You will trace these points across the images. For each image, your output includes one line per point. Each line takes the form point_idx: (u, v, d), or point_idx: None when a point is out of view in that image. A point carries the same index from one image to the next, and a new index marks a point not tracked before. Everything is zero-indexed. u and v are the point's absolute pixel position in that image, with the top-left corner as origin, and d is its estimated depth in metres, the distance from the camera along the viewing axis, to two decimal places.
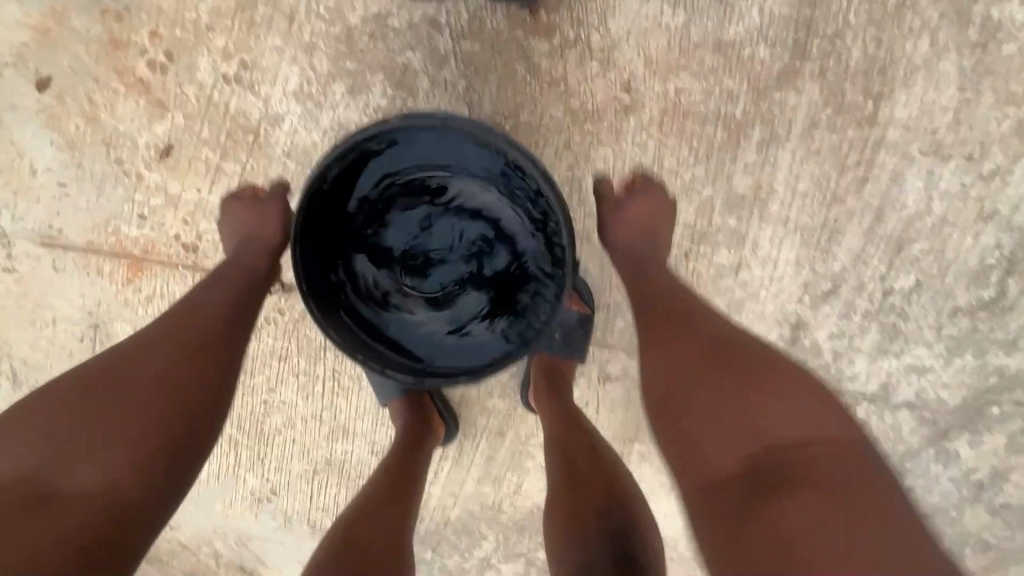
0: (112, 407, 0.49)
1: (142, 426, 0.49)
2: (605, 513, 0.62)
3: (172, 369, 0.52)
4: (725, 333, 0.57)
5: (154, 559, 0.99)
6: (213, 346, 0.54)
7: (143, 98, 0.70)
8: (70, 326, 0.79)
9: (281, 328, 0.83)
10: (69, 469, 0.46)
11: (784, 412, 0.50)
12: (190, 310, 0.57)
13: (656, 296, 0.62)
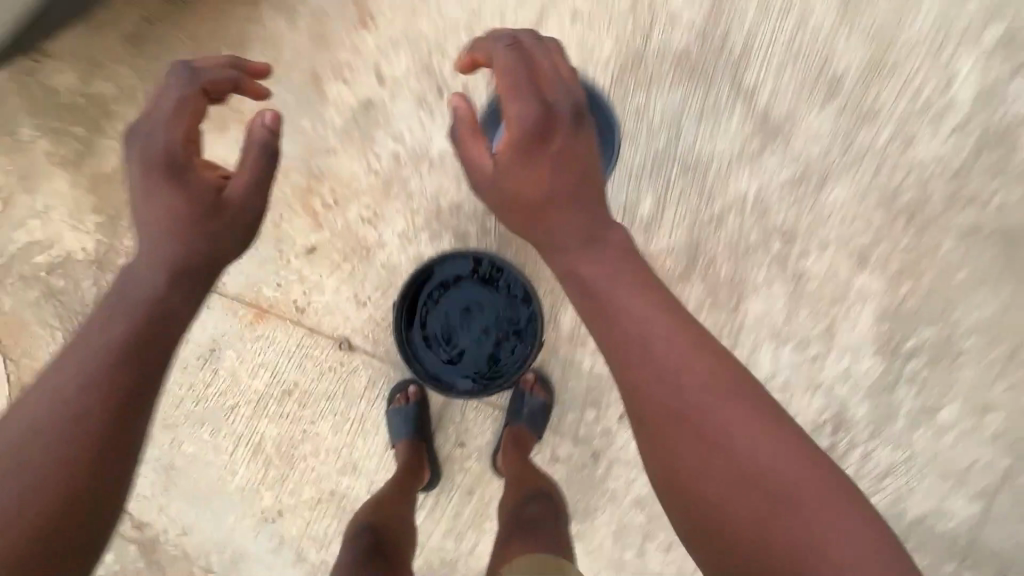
0: (6, 500, 0.50)
1: (21, 535, 0.50)
2: (534, 490, 0.99)
3: (62, 460, 0.53)
4: (739, 432, 0.55)
5: (161, 559, 1.18)
6: (103, 420, 0.55)
7: (309, 219, 1.17)
8: (200, 346, 1.17)
9: (336, 375, 1.17)
10: None
11: (812, 536, 0.51)
12: (60, 393, 0.55)
13: (670, 396, 0.57)
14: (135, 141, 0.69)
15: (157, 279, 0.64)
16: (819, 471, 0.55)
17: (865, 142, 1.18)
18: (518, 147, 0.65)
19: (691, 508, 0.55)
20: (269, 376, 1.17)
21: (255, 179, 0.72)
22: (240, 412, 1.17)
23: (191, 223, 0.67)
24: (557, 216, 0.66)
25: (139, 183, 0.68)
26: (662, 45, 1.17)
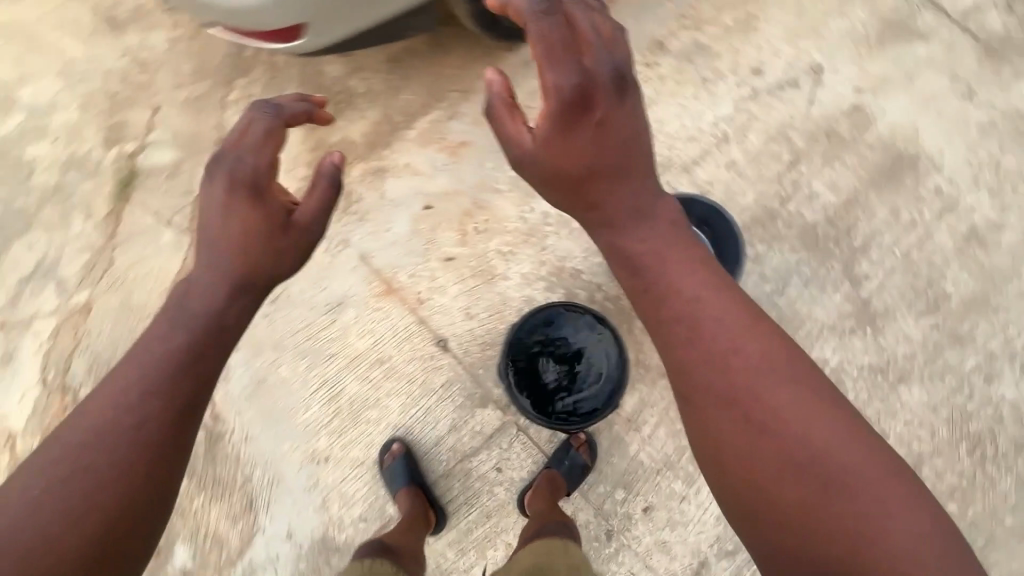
0: (98, 471, 0.67)
1: (113, 495, 0.66)
2: (556, 520, 1.09)
3: (139, 441, 0.69)
4: (779, 413, 0.67)
5: (212, 455, 1.32)
6: (163, 423, 0.70)
7: (458, 235, 1.40)
8: (333, 295, 1.38)
9: (424, 365, 1.34)
10: (80, 512, 0.65)
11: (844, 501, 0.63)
12: (131, 388, 0.71)
13: (719, 381, 0.69)
14: (218, 163, 0.84)
15: (214, 296, 0.80)
16: (852, 447, 0.66)
17: (951, 362, 1.29)
18: (562, 113, 0.78)
19: (732, 475, 0.67)
20: (370, 343, 1.36)
21: (324, 199, 0.88)
22: (336, 360, 1.36)
23: (262, 236, 0.84)
24: (604, 186, 0.80)
25: (212, 198, 0.83)
26: (797, 215, 1.35)
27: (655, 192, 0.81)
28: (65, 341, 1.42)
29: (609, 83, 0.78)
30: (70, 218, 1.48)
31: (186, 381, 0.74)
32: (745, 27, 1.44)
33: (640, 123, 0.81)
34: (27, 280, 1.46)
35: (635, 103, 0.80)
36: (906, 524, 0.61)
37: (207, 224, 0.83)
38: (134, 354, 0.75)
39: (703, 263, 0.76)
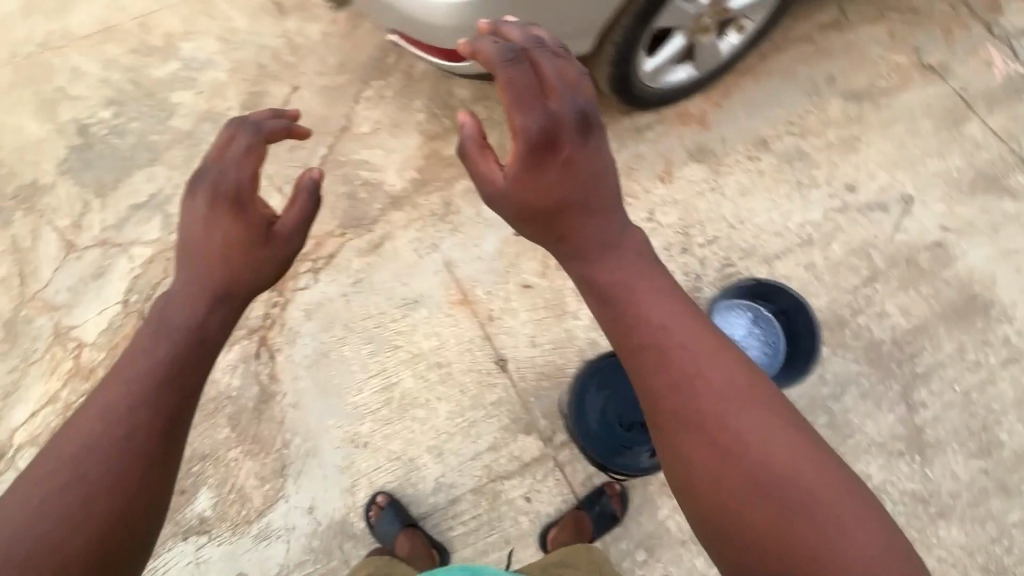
0: (82, 496, 0.63)
1: (99, 517, 0.63)
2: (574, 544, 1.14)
3: (125, 457, 0.66)
4: (744, 437, 0.65)
5: (261, 411, 1.37)
6: (152, 441, 0.67)
7: (541, 265, 1.45)
8: (411, 291, 1.45)
9: (479, 378, 1.38)
10: (66, 537, 0.61)
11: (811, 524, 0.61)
12: (111, 407, 0.68)
13: (688, 406, 0.68)
14: (200, 177, 0.83)
15: (196, 309, 0.78)
16: (816, 470, 0.64)
17: (994, 511, 1.30)
18: (529, 154, 0.77)
19: (701, 500, 0.66)
20: (435, 345, 1.41)
21: (304, 213, 0.87)
22: (398, 352, 1.40)
23: (244, 249, 0.82)
24: (572, 221, 0.79)
25: (194, 205, 0.82)
26: (866, 328, 1.39)
27: (624, 222, 0.81)
28: (154, 271, 1.50)
29: (575, 125, 0.77)
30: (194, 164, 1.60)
31: (173, 396, 0.71)
32: (847, 146, 1.54)
33: (604, 159, 0.80)
34: (138, 208, 1.56)
35: (600, 143, 0.80)
36: (868, 545, 0.60)
37: (186, 232, 0.81)
38: (112, 375, 0.71)
39: (667, 289, 0.76)
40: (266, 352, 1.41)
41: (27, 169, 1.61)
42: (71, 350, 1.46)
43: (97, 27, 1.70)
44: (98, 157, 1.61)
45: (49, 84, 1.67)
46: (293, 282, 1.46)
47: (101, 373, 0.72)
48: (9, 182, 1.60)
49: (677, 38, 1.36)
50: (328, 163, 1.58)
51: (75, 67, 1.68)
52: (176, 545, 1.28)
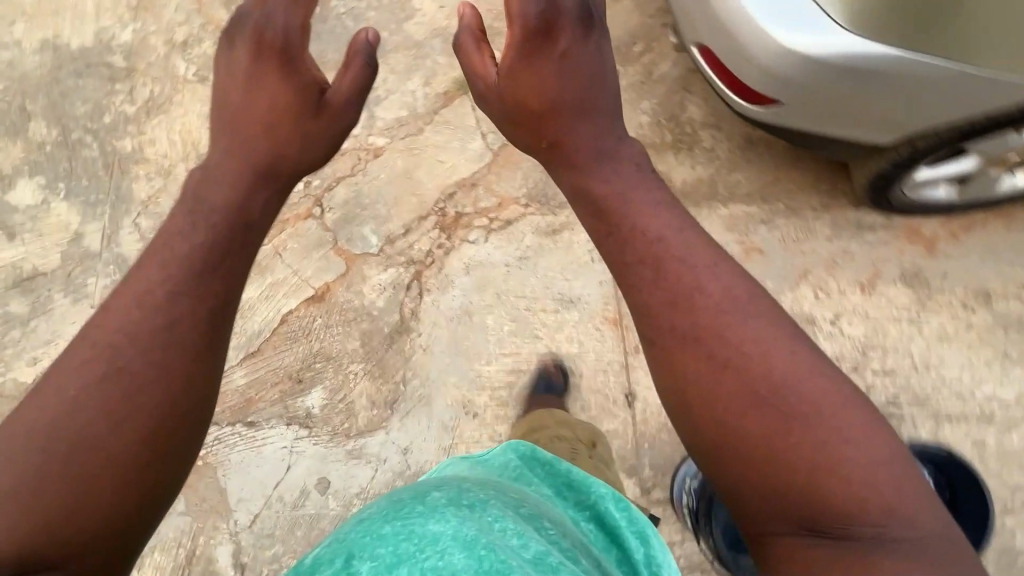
0: (125, 375, 0.61)
1: (153, 392, 0.62)
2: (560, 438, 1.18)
3: (171, 335, 0.63)
4: (742, 349, 0.65)
5: (390, 340, 1.39)
6: (196, 324, 0.65)
7: None
8: (570, 290, 1.42)
9: (602, 402, 1.36)
10: (115, 411, 0.60)
11: (805, 432, 0.62)
12: (149, 286, 0.66)
13: (681, 322, 0.68)
14: (242, 22, 0.87)
15: (238, 191, 0.78)
16: (811, 378, 0.64)
17: None
18: (526, 42, 0.85)
19: (694, 417, 0.66)
20: (573, 351, 1.39)
21: (356, 80, 0.91)
22: (535, 342, 1.39)
23: (297, 116, 0.86)
24: (564, 122, 0.84)
25: (231, 59, 0.87)
26: (1010, 532, 1.29)
27: (615, 128, 0.85)
28: (343, 164, 1.50)
29: (572, 23, 0.85)
30: (411, 75, 1.57)
31: (217, 281, 0.69)
32: None
33: (602, 64, 0.86)
34: None
35: (593, 42, 0.85)
36: (856, 447, 0.61)
37: (237, 87, 0.86)
38: (149, 257, 0.70)
39: (663, 202, 0.76)
40: (416, 288, 1.42)
41: None
42: None
43: None
44: (328, 32, 1.61)
45: None
46: (465, 232, 1.45)
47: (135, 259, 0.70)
48: None
49: (967, 160, 1.22)
50: None
51: None
52: (278, 426, 1.34)
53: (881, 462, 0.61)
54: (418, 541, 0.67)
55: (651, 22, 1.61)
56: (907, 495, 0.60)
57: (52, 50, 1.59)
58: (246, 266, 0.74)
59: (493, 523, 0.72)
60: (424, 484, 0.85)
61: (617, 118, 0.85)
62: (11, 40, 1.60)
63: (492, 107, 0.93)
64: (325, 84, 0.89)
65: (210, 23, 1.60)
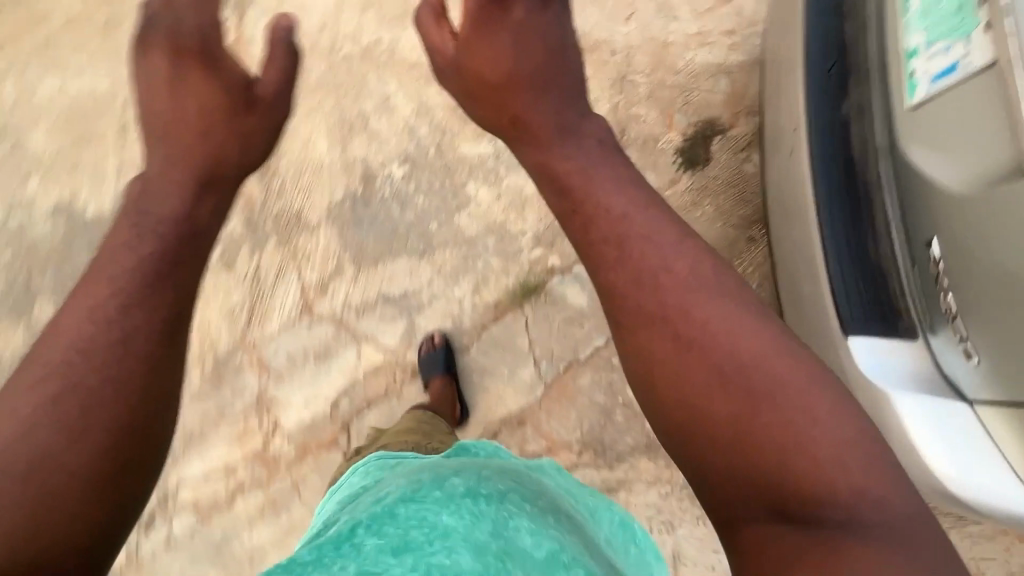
0: (81, 385, 0.64)
1: (106, 402, 0.64)
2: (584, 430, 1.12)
3: (117, 345, 0.67)
4: (712, 328, 0.71)
5: None
6: (150, 333, 0.68)
7: None
8: None
9: None
10: (71, 419, 0.63)
11: (779, 423, 0.65)
12: (103, 302, 0.69)
13: (649, 299, 0.73)
14: (146, 24, 0.93)
15: (180, 201, 0.83)
16: (774, 349, 0.69)
17: None
18: (481, 7, 0.95)
19: (663, 400, 0.69)
20: None
21: (283, 71, 0.99)
22: None
23: (232, 115, 0.93)
24: (521, 100, 0.93)
25: (148, 70, 0.92)
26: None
27: (577, 112, 0.92)
28: (377, 384, 1.36)
29: None
30: (461, 277, 1.40)
31: (170, 288, 0.73)
32: None
33: (562, 30, 0.96)
34: (388, 301, 1.39)
35: (551, 12, 0.96)
36: (828, 428, 0.64)
37: (157, 95, 0.92)
38: (93, 274, 0.73)
39: (624, 179, 0.83)
40: None
41: (299, 193, 1.46)
42: (265, 427, 1.32)
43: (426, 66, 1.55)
44: (370, 217, 1.44)
45: (355, 106, 1.52)
46: None
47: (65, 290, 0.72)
48: (275, 200, 1.45)
49: None
50: (596, 357, 1.35)
51: (386, 97, 1.52)
52: None
53: (847, 437, 0.65)
54: (427, 532, 0.67)
55: (733, 236, 1.46)
56: (875, 471, 0.63)
57: (65, 215, 1.46)
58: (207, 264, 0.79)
59: (507, 520, 0.71)
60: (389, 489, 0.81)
61: (577, 97, 0.94)
62: (22, 200, 1.47)
63: (449, 75, 1.02)
64: (254, 80, 0.97)
65: (242, 198, 1.46)
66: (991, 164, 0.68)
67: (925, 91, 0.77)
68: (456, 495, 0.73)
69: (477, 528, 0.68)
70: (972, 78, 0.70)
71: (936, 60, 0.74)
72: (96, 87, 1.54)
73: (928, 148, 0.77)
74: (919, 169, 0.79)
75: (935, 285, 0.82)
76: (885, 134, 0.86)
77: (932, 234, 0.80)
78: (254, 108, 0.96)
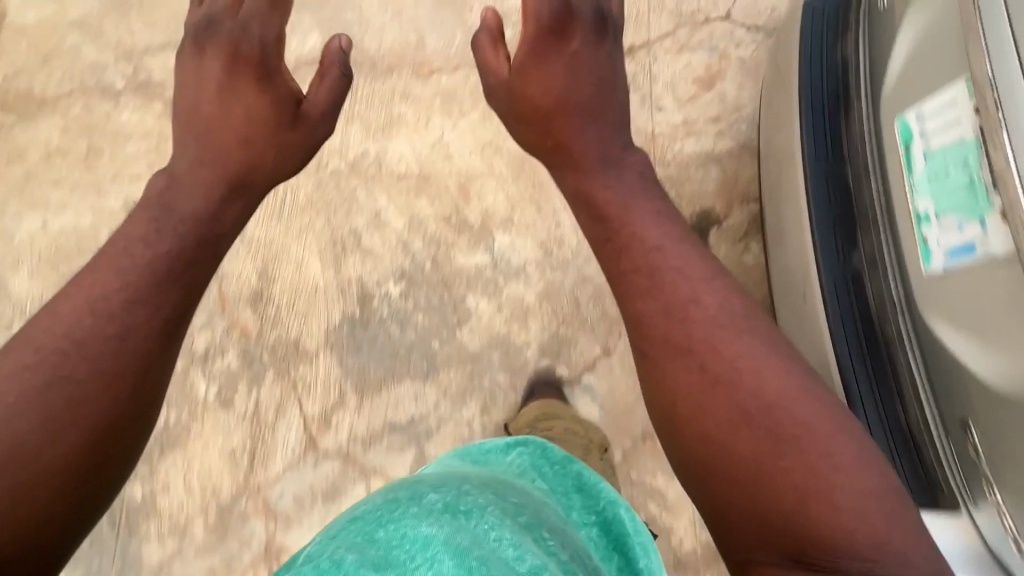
0: (73, 376, 0.75)
1: (99, 395, 0.75)
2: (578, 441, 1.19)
3: (116, 347, 0.78)
4: (743, 372, 0.78)
5: None
6: (149, 334, 0.81)
7: None
8: None
9: None
10: (62, 405, 0.73)
11: (797, 466, 0.73)
12: (105, 299, 0.81)
13: (683, 336, 0.82)
14: (216, 29, 1.09)
15: (207, 202, 0.99)
16: (803, 400, 0.77)
17: None
18: (539, 38, 1.07)
19: (689, 429, 0.78)
20: None
21: (332, 89, 1.16)
22: None
23: (273, 130, 1.08)
24: (565, 123, 1.06)
25: (205, 67, 1.09)
26: None
27: (619, 143, 1.04)
28: None
29: (588, 30, 1.07)
30: (468, 398, 1.38)
31: (172, 294, 0.86)
32: None
33: (612, 66, 1.09)
34: (396, 429, 1.36)
35: (603, 49, 1.09)
36: (837, 471, 0.73)
37: (209, 101, 1.08)
38: (110, 261, 0.86)
39: (661, 208, 0.96)
40: None
41: (293, 321, 1.42)
42: None
43: (415, 175, 1.53)
44: (370, 340, 1.40)
45: (345, 224, 1.49)
46: None
47: (76, 273, 0.85)
48: (271, 330, 1.41)
49: None
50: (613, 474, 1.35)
51: (377, 213, 1.50)
52: None
53: (858, 479, 0.73)
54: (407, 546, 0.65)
55: None
56: (877, 509, 0.71)
57: None
58: (202, 278, 0.93)
59: (488, 531, 0.69)
60: (423, 482, 0.84)
61: (619, 125, 1.06)
62: None
63: (497, 95, 1.16)
64: (300, 96, 1.13)
65: (235, 327, 1.42)
66: (1011, 372, 0.69)
67: (941, 263, 0.76)
68: (435, 509, 0.71)
69: (460, 532, 0.67)
70: (985, 270, 0.70)
71: (946, 237, 0.74)
72: (78, 222, 1.53)
73: (951, 327, 0.77)
74: (944, 342, 0.79)
75: (970, 462, 0.82)
76: (901, 290, 0.87)
77: (966, 413, 0.81)
78: (294, 122, 1.11)
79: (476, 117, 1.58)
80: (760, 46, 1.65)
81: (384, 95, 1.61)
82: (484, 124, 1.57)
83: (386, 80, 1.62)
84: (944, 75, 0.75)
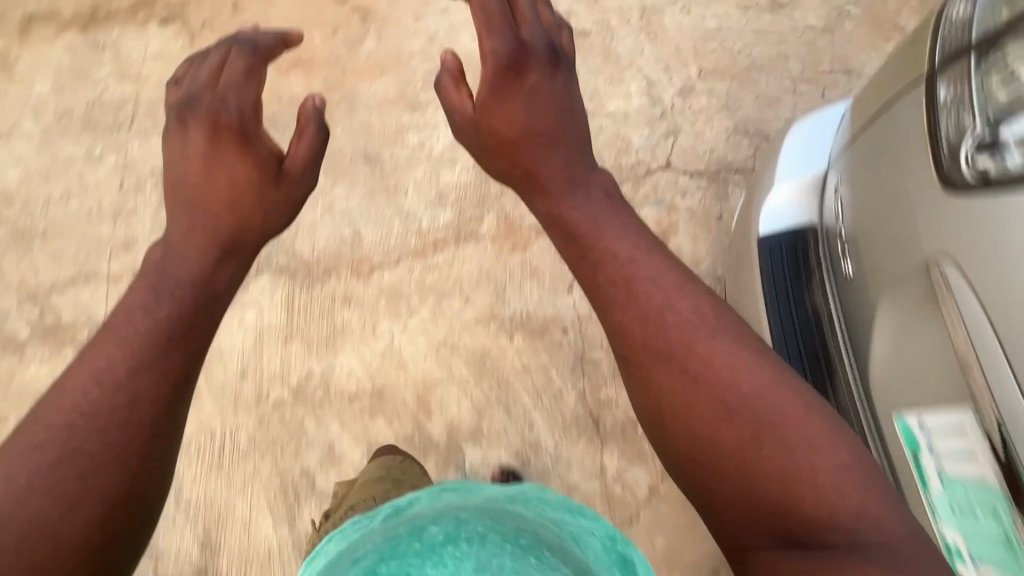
0: (83, 449, 0.66)
1: (111, 459, 0.66)
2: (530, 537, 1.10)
3: (122, 413, 0.68)
4: (724, 369, 0.67)
5: None
6: (156, 403, 0.69)
7: None
8: None
9: None
10: (75, 478, 0.64)
11: (789, 456, 0.62)
12: (112, 356, 0.71)
13: (656, 336, 0.70)
14: (194, 105, 0.89)
15: (201, 267, 0.81)
16: (780, 389, 0.66)
17: None
18: (499, 77, 0.87)
19: (671, 429, 0.67)
20: None
21: (313, 145, 0.94)
22: None
23: (256, 189, 0.87)
24: (535, 152, 0.87)
25: (186, 141, 0.88)
26: None
27: (587, 166, 0.86)
28: None
29: (544, 54, 0.87)
30: None
31: (179, 358, 0.73)
32: None
33: (570, 96, 0.90)
34: None
35: (560, 76, 0.89)
36: (823, 459, 0.62)
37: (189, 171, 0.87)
38: (109, 333, 0.73)
39: (632, 226, 0.80)
40: None
41: None
42: None
43: (367, 393, 1.39)
44: None
45: (295, 465, 1.34)
46: None
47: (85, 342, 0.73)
48: None
49: None
50: None
51: (330, 444, 1.36)
52: None
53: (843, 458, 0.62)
54: None
55: None
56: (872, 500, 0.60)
57: None
58: (205, 337, 0.78)
59: None
60: (420, 515, 0.91)
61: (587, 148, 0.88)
62: None
63: (467, 138, 0.94)
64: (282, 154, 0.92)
65: None
66: None
67: None
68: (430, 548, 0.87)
69: None
70: None
71: None
72: None
73: None
74: None
75: None
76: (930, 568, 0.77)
77: None
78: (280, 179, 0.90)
79: (425, 315, 1.46)
80: (705, 193, 1.62)
81: (323, 304, 1.47)
82: (435, 322, 1.45)
83: (324, 285, 1.49)
84: (944, 397, 0.72)
